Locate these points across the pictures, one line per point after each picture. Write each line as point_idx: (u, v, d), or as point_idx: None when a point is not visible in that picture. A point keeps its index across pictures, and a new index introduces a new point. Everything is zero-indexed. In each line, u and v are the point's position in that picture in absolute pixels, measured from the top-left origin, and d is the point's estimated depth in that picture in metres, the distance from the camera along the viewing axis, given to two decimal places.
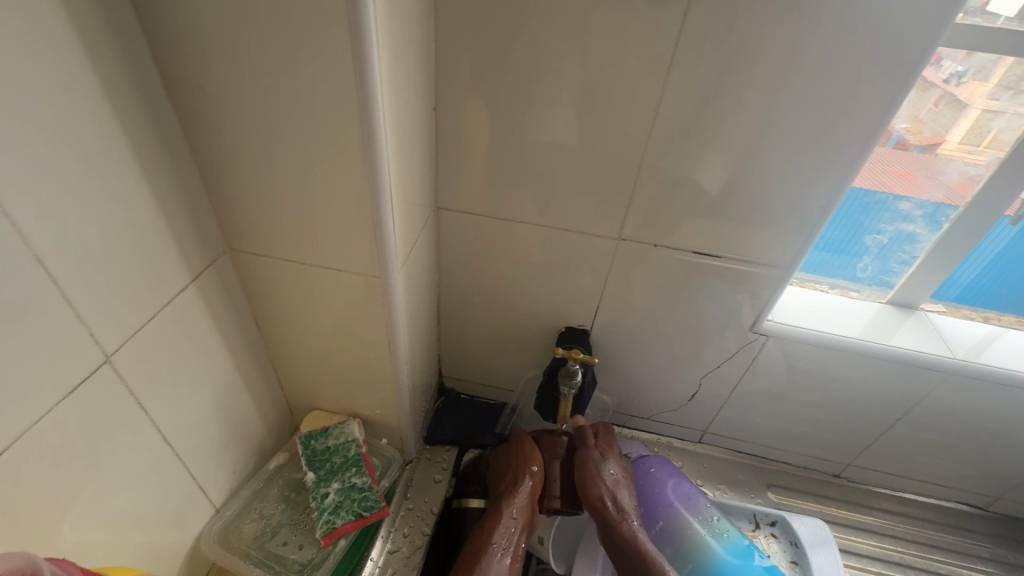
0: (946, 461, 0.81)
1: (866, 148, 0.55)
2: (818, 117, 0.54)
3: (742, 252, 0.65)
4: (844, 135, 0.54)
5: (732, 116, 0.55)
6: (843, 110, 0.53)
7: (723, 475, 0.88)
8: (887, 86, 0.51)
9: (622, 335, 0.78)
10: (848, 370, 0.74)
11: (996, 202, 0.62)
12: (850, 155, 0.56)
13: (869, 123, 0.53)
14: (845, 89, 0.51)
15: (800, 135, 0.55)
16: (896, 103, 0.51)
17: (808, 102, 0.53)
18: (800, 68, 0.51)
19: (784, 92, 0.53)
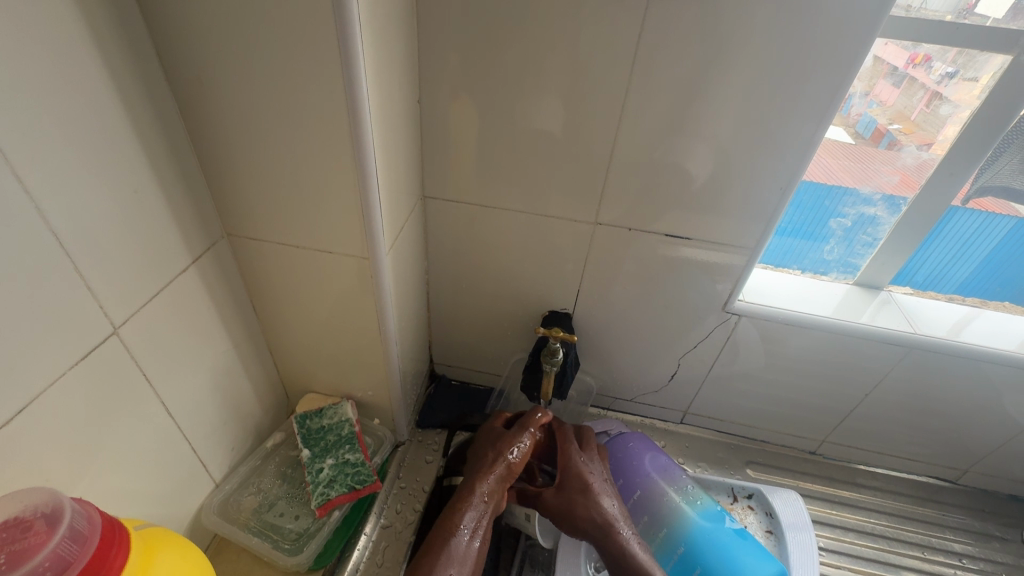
0: (914, 435, 0.85)
1: (820, 133, 0.59)
2: (773, 104, 0.58)
3: (715, 237, 0.69)
4: (798, 121, 0.58)
5: (696, 104, 0.59)
6: (798, 97, 0.57)
7: (704, 454, 0.91)
8: (835, 74, 0.55)
9: (603, 318, 0.81)
10: (818, 348, 0.77)
11: (948, 185, 0.67)
12: (806, 140, 0.59)
13: (820, 109, 0.57)
14: (799, 77, 0.55)
15: (759, 122, 0.59)
16: (843, 90, 0.55)
17: (764, 89, 0.57)
18: (755, 58, 0.55)
19: (742, 81, 0.57)
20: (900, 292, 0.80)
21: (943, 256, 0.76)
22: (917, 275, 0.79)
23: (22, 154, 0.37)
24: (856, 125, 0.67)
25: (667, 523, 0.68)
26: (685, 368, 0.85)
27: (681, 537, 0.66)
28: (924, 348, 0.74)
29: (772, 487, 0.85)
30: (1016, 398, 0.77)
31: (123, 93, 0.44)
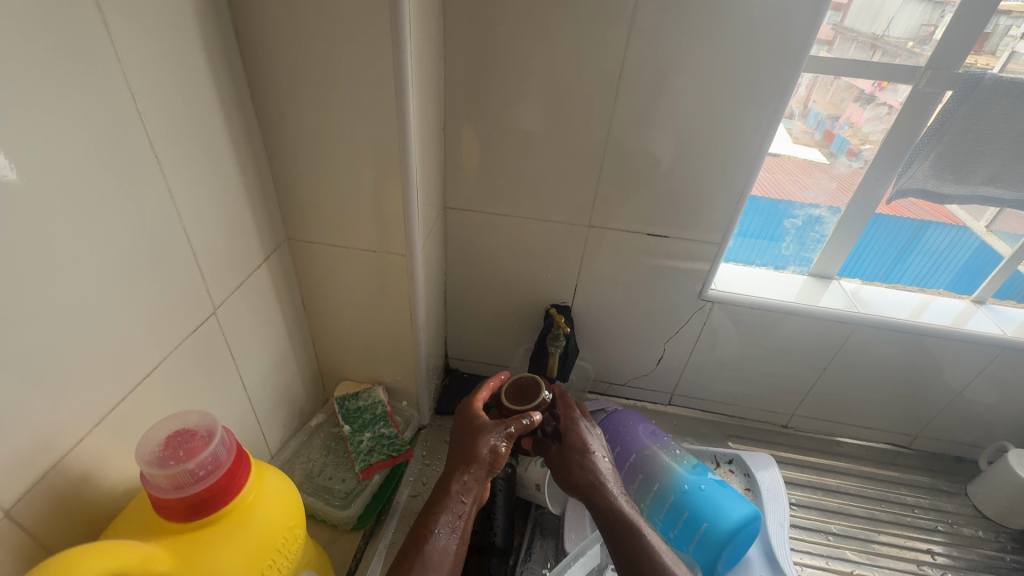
0: (870, 405, 0.98)
1: (766, 135, 0.70)
2: (726, 113, 0.69)
3: (687, 234, 0.80)
4: (748, 126, 0.69)
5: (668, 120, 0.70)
6: (745, 110, 0.68)
7: (689, 429, 1.02)
8: (774, 86, 0.66)
9: (598, 310, 0.92)
10: (777, 331, 0.91)
11: (874, 188, 0.82)
12: (754, 144, 0.71)
13: (763, 138, 0.70)
14: (743, 91, 0.67)
15: (713, 131, 0.70)
16: (782, 98, 0.67)
17: (717, 102, 0.68)
18: (712, 79, 0.66)
19: (703, 97, 0.68)
20: (847, 283, 0.94)
21: (875, 251, 0.91)
22: (858, 269, 0.93)
23: (172, 172, 0.50)
24: (829, 146, 0.81)
25: (659, 477, 0.79)
26: (670, 353, 0.96)
27: (671, 487, 0.77)
28: (867, 326, 0.87)
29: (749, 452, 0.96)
30: (949, 367, 0.90)
31: (229, 124, 0.57)
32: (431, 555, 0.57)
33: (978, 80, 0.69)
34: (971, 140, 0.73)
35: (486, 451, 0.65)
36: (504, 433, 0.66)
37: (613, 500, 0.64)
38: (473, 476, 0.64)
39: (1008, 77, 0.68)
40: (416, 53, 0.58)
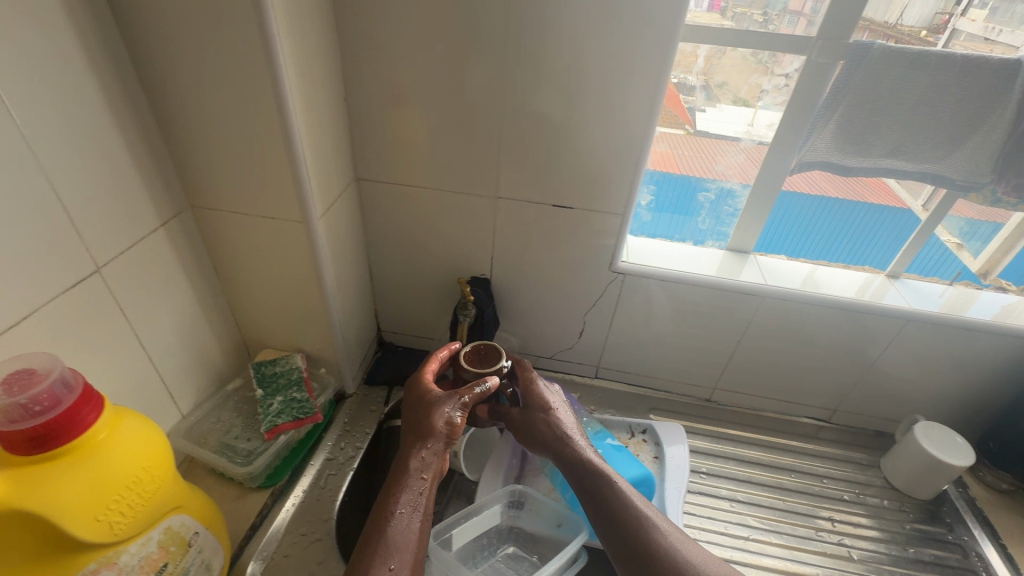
0: (790, 379, 0.98)
1: (654, 103, 0.70)
2: (613, 81, 0.69)
3: (590, 204, 0.81)
4: (636, 94, 0.70)
5: (559, 89, 0.71)
6: (630, 77, 0.69)
7: (612, 402, 1.03)
8: (657, 54, 0.67)
9: (515, 282, 0.93)
10: (689, 304, 0.91)
11: (783, 160, 0.81)
12: (644, 112, 0.71)
13: (652, 106, 0.71)
14: (627, 59, 0.68)
15: (603, 99, 0.71)
16: (665, 65, 0.67)
17: (604, 70, 0.69)
18: (596, 46, 0.67)
19: (590, 64, 0.69)
20: (763, 257, 0.94)
21: (783, 224, 0.92)
22: (769, 243, 0.94)
23: (30, 130, 0.51)
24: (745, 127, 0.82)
25: None
26: (590, 326, 0.98)
27: None
28: (774, 297, 0.87)
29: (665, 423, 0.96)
30: (863, 341, 0.91)
31: (104, 87, 0.58)
32: (394, 534, 0.54)
33: (867, 50, 0.70)
34: (865, 110, 0.74)
35: (443, 422, 0.62)
36: (461, 403, 0.64)
37: (580, 452, 0.67)
38: (433, 449, 0.61)
39: (896, 46, 0.70)
40: (287, 17, 0.59)
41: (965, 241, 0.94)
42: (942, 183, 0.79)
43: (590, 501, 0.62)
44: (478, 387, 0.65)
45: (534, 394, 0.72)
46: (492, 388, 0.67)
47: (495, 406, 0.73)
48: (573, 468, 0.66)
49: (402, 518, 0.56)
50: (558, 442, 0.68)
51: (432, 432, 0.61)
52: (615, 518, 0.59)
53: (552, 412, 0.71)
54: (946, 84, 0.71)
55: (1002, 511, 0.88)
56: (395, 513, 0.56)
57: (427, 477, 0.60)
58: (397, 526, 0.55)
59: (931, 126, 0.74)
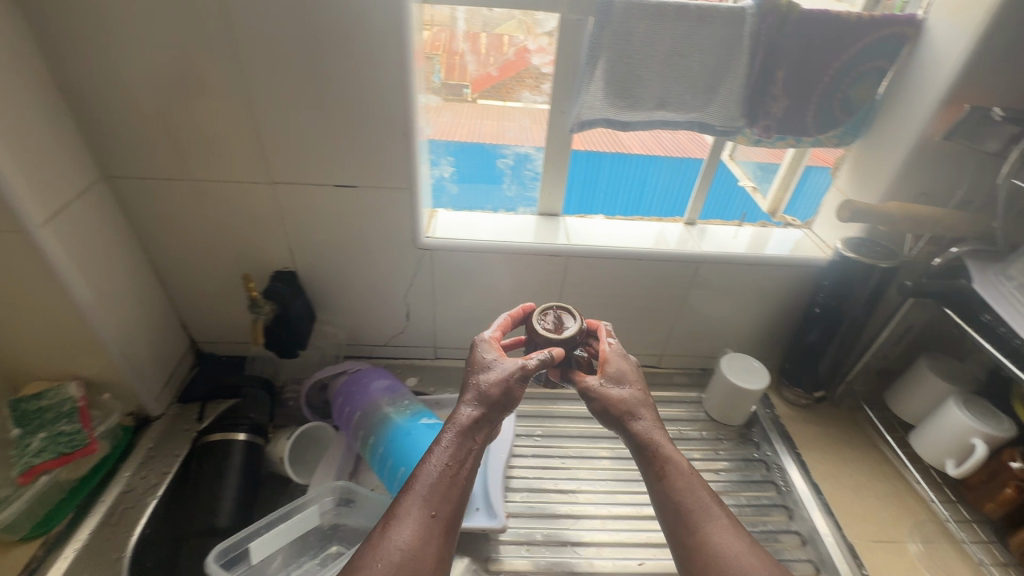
0: (615, 333, 1.02)
1: (404, 68, 0.68)
2: (356, 48, 0.66)
3: (374, 181, 0.78)
4: (383, 60, 0.67)
5: (301, 60, 0.67)
6: (371, 42, 0.66)
7: (453, 380, 1.02)
8: (390, 15, 0.64)
9: (323, 271, 0.89)
10: (503, 272, 0.91)
11: (562, 119, 0.83)
12: (397, 79, 0.69)
13: (403, 72, 0.68)
14: (362, 23, 0.64)
15: (351, 68, 0.68)
16: (401, 27, 0.65)
17: (342, 37, 0.65)
18: (325, 10, 0.63)
19: (325, 30, 0.65)
20: (572, 219, 0.96)
21: (585, 182, 0.94)
22: (576, 203, 0.96)
23: None
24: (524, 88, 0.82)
25: (377, 431, 0.79)
26: (414, 306, 0.95)
27: (384, 438, 0.78)
28: (578, 256, 0.89)
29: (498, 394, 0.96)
30: (670, 289, 0.95)
31: None
32: (385, 545, 0.53)
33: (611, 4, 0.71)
34: (624, 64, 0.76)
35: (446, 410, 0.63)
36: (523, 369, 0.64)
37: (643, 433, 0.63)
38: (465, 423, 0.62)
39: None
40: None
41: (757, 183, 1.01)
42: (708, 131, 0.82)
43: (669, 504, 0.59)
44: (543, 356, 0.65)
45: (608, 364, 0.68)
46: (555, 356, 0.65)
47: (570, 371, 0.68)
48: (649, 458, 0.62)
49: (385, 545, 0.53)
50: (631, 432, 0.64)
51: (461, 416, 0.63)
52: (685, 510, 0.58)
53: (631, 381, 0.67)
54: (688, 34, 0.75)
55: (800, 423, 0.97)
56: (394, 531, 0.54)
57: (478, 438, 0.63)
58: (395, 545, 0.53)
59: (685, 76, 0.78)
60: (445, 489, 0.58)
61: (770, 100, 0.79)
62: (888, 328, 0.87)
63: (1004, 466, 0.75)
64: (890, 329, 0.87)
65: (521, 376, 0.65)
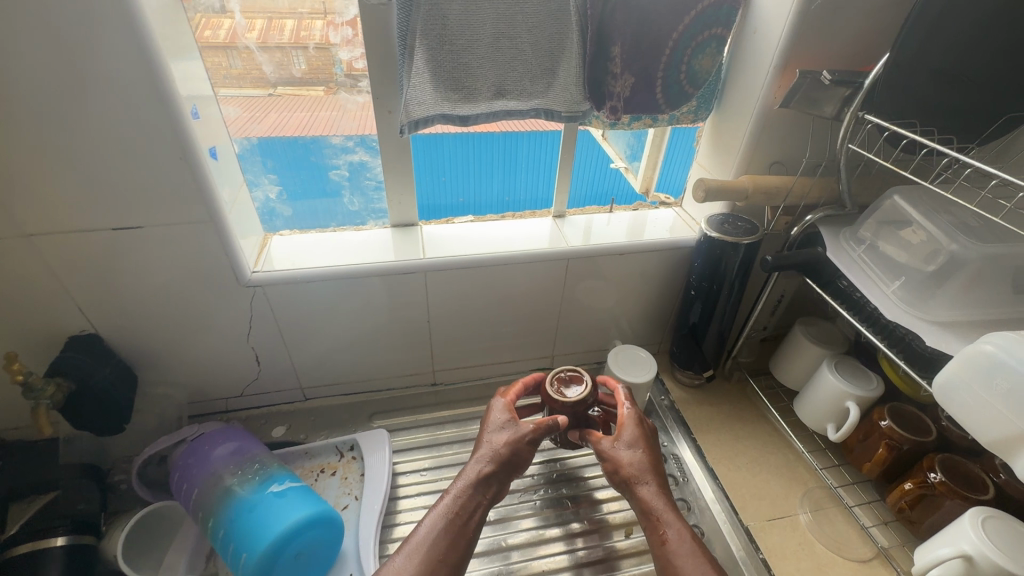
0: (500, 343, 0.94)
1: (157, 80, 0.55)
2: (81, 62, 0.53)
3: (163, 217, 0.65)
4: (123, 68, 0.54)
5: (11, 83, 0.52)
6: (102, 50, 0.53)
7: (327, 421, 0.91)
8: (116, 15, 0.51)
9: (133, 328, 0.74)
10: (356, 297, 0.80)
11: (390, 119, 0.73)
12: (153, 96, 0.56)
13: (158, 84, 0.55)
14: (80, 25, 0.51)
15: (85, 83, 0.54)
16: (136, 29, 0.52)
17: (61, 47, 0.52)
18: (21, 12, 0.49)
19: (34, 41, 0.51)
20: (431, 227, 0.87)
21: (453, 180, 0.86)
22: (448, 205, 0.88)
23: None
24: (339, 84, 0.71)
25: (215, 511, 0.68)
26: (262, 349, 0.83)
27: (224, 517, 0.66)
28: (436, 268, 0.80)
29: (375, 432, 0.86)
30: (546, 290, 0.88)
31: None
32: None
33: None
34: (444, 52, 0.67)
35: (484, 449, 0.71)
36: (529, 434, 0.72)
37: (646, 495, 0.67)
38: (483, 473, 0.69)
39: None
40: None
41: (628, 163, 0.95)
42: (555, 118, 0.75)
43: (659, 552, 0.64)
44: (548, 422, 0.72)
45: (623, 431, 0.72)
46: (560, 423, 0.73)
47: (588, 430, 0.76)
48: (648, 515, 0.66)
49: None
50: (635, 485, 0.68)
51: (462, 480, 0.69)
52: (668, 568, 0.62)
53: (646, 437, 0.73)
54: (509, 12, 0.67)
55: (694, 405, 0.95)
56: None
57: (487, 493, 0.70)
58: None
59: (517, 59, 0.70)
60: (448, 538, 0.64)
61: (611, 80, 0.73)
62: (761, 302, 0.86)
63: (875, 426, 0.76)
64: (764, 301, 0.86)
65: (530, 439, 0.72)
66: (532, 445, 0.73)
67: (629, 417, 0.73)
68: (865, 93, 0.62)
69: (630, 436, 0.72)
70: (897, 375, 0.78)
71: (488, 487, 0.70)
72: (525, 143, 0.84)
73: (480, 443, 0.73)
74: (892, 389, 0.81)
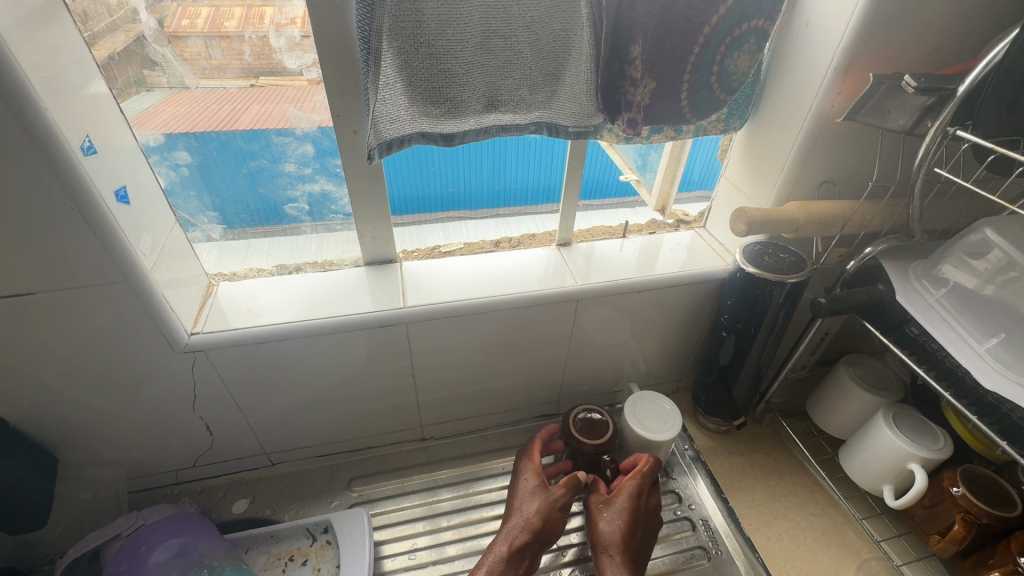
0: (498, 391, 0.81)
1: (23, 111, 0.41)
2: None
3: (62, 280, 0.51)
4: None
5: None
6: None
7: (298, 491, 0.78)
8: None
9: (45, 408, 0.60)
10: (324, 354, 0.66)
11: (355, 143, 0.59)
12: (22, 132, 0.42)
13: (24, 116, 0.41)
14: None
15: None
16: None
17: None
18: None
19: None
20: (414, 262, 0.73)
21: (445, 170, 0.70)
22: (437, 195, 0.73)
23: None
24: (282, 100, 0.56)
25: None
26: (213, 417, 0.69)
27: None
28: (420, 318, 0.66)
29: (354, 508, 0.72)
30: (550, 332, 0.75)
31: None
32: None
33: None
34: (420, 57, 0.52)
35: (515, 518, 0.65)
36: (560, 500, 0.65)
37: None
38: (515, 546, 0.62)
39: None
40: None
41: (639, 174, 0.82)
42: (559, 134, 0.62)
43: None
44: (574, 480, 0.67)
45: (614, 497, 0.66)
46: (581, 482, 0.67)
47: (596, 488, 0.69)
48: None
49: None
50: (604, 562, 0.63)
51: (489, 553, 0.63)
52: None
53: (641, 510, 0.66)
54: (501, 5, 0.52)
55: (723, 456, 0.83)
56: None
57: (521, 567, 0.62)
58: None
59: (511, 64, 0.56)
60: None
61: (628, 87, 0.59)
62: (805, 343, 0.74)
63: (945, 494, 0.64)
64: (807, 341, 0.73)
65: (562, 507, 0.65)
66: (562, 512, 0.66)
67: (628, 483, 0.67)
68: (958, 104, 0.49)
69: (616, 508, 0.65)
70: (968, 431, 0.66)
71: (522, 561, 0.63)
72: (511, 146, 0.69)
73: (511, 511, 0.66)
74: (961, 446, 0.69)
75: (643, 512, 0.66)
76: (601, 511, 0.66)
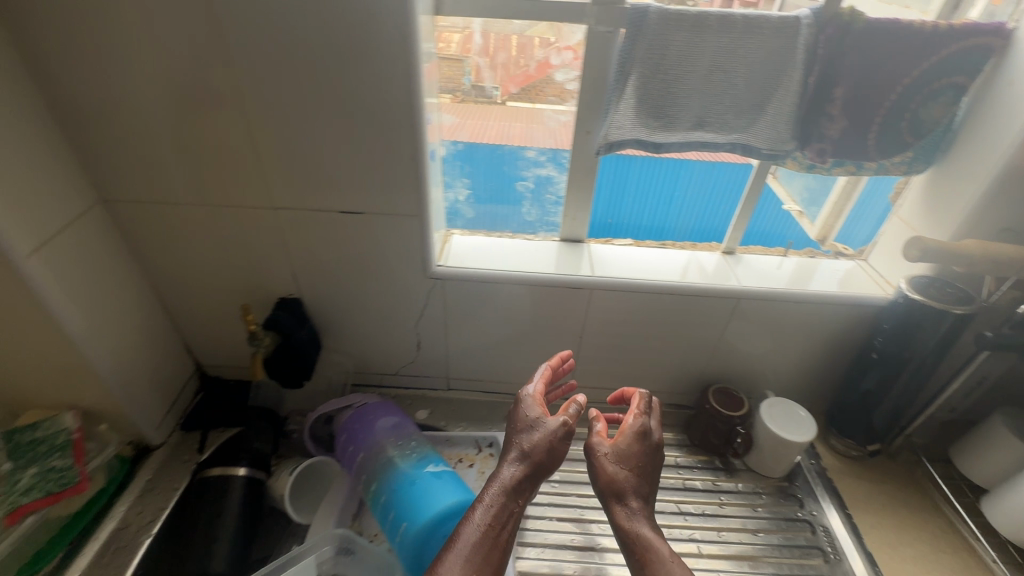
0: (643, 369, 0.93)
1: (410, 92, 0.63)
2: (355, 73, 0.61)
3: (380, 208, 0.73)
4: (384, 77, 0.61)
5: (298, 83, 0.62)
6: (373, 64, 0.61)
7: (466, 414, 0.96)
8: (395, 37, 0.59)
9: (328, 301, 0.84)
10: (521, 303, 0.84)
11: (587, 141, 0.76)
12: (403, 106, 0.64)
13: (409, 95, 0.63)
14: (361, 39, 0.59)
15: (352, 90, 0.62)
16: (407, 50, 0.59)
17: (343, 58, 0.60)
18: (322, 28, 0.58)
19: (325, 53, 0.60)
20: (598, 246, 0.89)
21: (629, 182, 0.83)
22: (611, 206, 0.87)
23: None
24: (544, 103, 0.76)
25: (379, 477, 0.75)
26: (426, 337, 0.90)
27: (387, 485, 0.73)
28: (604, 288, 0.81)
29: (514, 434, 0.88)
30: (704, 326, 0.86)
31: None
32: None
33: (644, 15, 0.64)
34: (659, 81, 0.68)
35: (529, 438, 0.62)
36: (566, 429, 0.63)
37: (614, 516, 0.58)
38: (518, 479, 0.59)
39: (673, 8, 0.64)
40: None
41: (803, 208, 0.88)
42: (752, 154, 0.73)
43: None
44: (573, 408, 0.65)
45: (620, 436, 0.63)
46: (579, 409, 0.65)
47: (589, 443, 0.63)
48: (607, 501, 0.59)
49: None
50: (615, 501, 0.59)
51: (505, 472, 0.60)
52: None
53: (647, 455, 0.63)
54: (733, 49, 0.66)
55: (849, 478, 0.87)
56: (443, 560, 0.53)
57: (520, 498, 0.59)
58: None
59: (729, 94, 0.69)
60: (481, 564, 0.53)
61: (826, 122, 0.69)
62: (959, 380, 0.77)
63: None
64: (962, 380, 0.76)
65: (564, 435, 0.62)
66: (559, 450, 0.62)
67: (631, 422, 0.65)
68: None
69: (610, 461, 0.61)
70: None
71: (527, 481, 0.60)
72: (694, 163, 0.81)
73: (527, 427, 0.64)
74: None
75: (649, 450, 0.64)
76: (600, 455, 0.61)
